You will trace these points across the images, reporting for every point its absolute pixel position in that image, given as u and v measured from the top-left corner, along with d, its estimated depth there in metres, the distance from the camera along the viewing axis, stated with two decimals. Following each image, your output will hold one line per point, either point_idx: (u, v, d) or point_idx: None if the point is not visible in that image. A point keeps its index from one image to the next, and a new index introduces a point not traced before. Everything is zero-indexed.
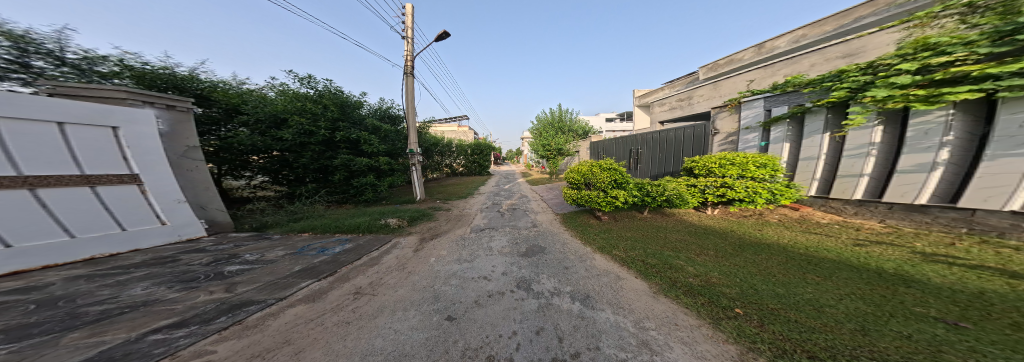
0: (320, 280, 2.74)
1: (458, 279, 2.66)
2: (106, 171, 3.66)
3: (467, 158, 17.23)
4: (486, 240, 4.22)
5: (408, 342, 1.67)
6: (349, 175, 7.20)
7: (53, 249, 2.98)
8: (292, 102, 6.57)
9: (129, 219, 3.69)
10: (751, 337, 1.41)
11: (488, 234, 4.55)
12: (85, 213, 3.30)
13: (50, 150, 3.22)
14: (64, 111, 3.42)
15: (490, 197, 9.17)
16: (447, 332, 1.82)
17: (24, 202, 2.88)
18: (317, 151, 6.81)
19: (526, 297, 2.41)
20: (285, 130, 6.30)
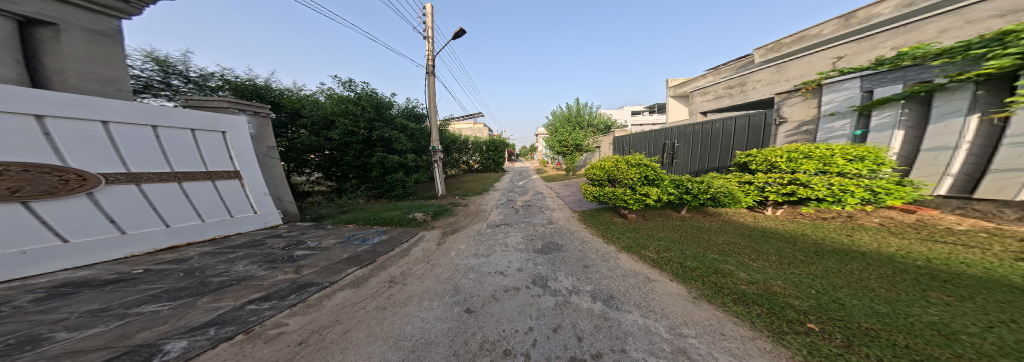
0: (363, 267, 2.95)
1: (475, 274, 2.69)
2: (221, 167, 4.38)
3: (481, 154, 17.49)
4: (501, 236, 4.24)
5: (433, 331, 1.72)
6: (383, 171, 7.66)
7: (191, 230, 3.73)
8: (339, 104, 7.19)
9: (236, 208, 4.38)
10: (829, 357, 1.19)
11: (503, 230, 4.55)
12: (210, 203, 4.03)
13: (187, 151, 3.98)
14: (192, 119, 4.14)
15: (504, 193, 9.19)
16: (466, 324, 1.83)
17: (173, 193, 3.63)
18: (356, 150, 7.31)
19: (542, 294, 2.36)
20: (332, 131, 6.93)
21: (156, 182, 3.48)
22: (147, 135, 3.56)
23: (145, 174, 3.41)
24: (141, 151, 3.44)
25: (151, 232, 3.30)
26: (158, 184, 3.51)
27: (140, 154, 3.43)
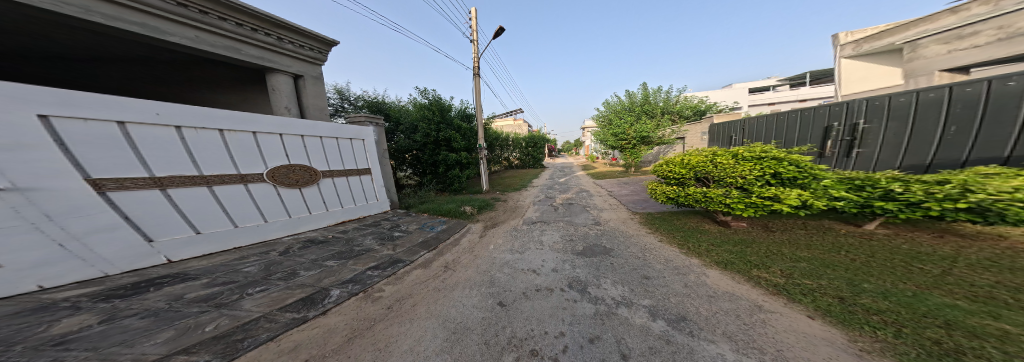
0: (431, 251, 3.45)
1: (509, 269, 2.75)
2: (365, 167, 5.53)
3: (522, 151, 17.61)
4: (538, 233, 4.20)
5: (470, 317, 1.84)
6: (448, 167, 8.51)
7: (350, 211, 5.10)
8: (418, 110, 8.17)
9: (372, 197, 5.60)
10: None
11: (539, 228, 4.49)
12: (358, 192, 5.31)
13: (349, 155, 5.22)
14: (347, 130, 5.18)
15: (544, 190, 9.01)
16: (498, 316, 1.89)
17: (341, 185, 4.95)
18: (429, 150, 8.25)
19: (578, 299, 2.21)
20: (415, 134, 8.05)
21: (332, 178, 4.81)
22: (330, 143, 4.88)
23: (330, 172, 4.76)
24: (327, 156, 4.78)
25: (334, 210, 4.79)
26: (333, 179, 4.82)
27: (327, 158, 4.78)
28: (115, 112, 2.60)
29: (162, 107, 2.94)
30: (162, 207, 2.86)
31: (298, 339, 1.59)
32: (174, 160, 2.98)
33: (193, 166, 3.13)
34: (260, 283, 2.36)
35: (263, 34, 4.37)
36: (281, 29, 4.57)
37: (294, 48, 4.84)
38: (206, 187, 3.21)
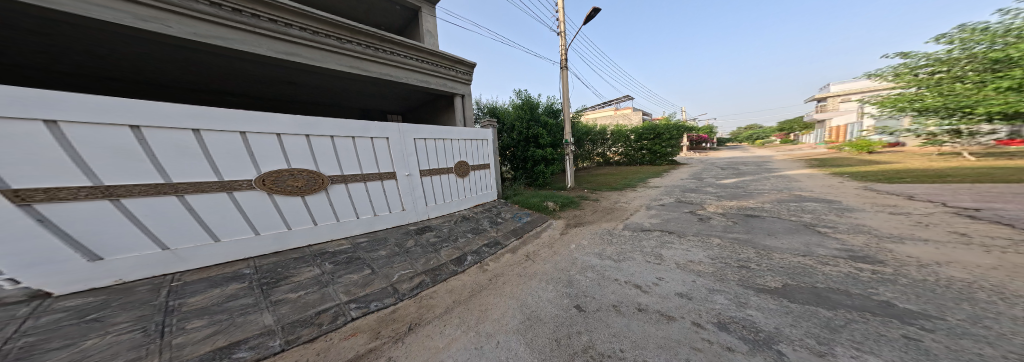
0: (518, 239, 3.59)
1: (593, 273, 2.31)
2: (485, 161, 5.30)
3: (626, 144, 14.42)
4: (647, 245, 3.17)
5: (546, 309, 1.77)
6: (536, 164, 7.60)
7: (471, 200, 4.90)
8: (515, 107, 7.46)
9: (487, 188, 5.32)
10: None
11: (649, 239, 3.36)
12: (479, 183, 5.10)
13: (474, 152, 5.04)
14: (478, 131, 5.10)
15: (662, 192, 6.71)
16: (574, 320, 1.68)
17: (468, 180, 4.81)
18: (521, 146, 7.46)
19: (728, 347, 1.39)
20: (511, 133, 7.41)
21: (461, 173, 4.65)
22: (462, 144, 4.76)
23: (460, 168, 4.63)
24: (459, 154, 4.65)
25: (462, 200, 4.62)
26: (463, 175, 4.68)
27: (458, 156, 4.64)
28: (415, 131, 3.86)
29: (431, 129, 4.10)
30: (428, 187, 4.03)
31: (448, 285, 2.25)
32: (431, 160, 4.10)
33: (437, 162, 4.21)
34: (446, 238, 3.23)
35: (444, 66, 5.23)
36: (457, 64, 5.50)
37: (458, 74, 5.50)
38: (439, 177, 4.23)
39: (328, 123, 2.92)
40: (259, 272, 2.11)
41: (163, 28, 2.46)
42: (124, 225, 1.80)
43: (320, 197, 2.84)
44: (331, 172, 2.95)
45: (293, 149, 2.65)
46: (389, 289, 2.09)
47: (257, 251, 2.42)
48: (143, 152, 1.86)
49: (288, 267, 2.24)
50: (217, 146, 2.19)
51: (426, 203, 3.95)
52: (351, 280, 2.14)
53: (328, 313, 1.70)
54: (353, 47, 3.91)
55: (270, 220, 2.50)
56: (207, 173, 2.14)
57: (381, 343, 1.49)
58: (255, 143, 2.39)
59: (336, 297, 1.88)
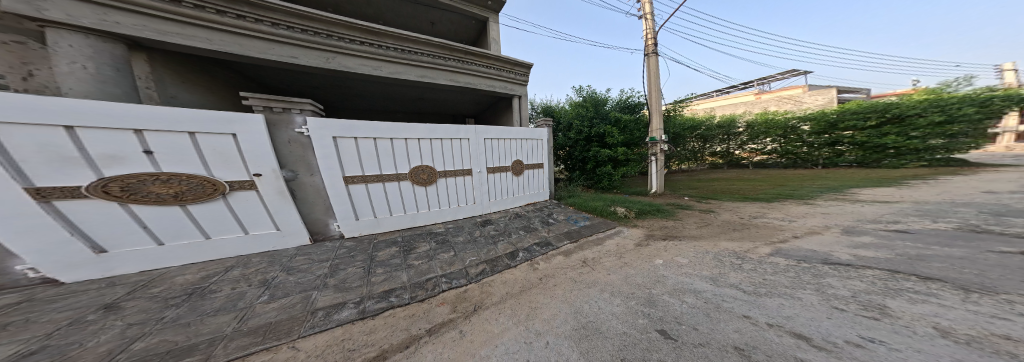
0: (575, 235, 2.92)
1: (692, 297, 1.59)
2: (544, 159, 4.67)
3: (777, 139, 9.27)
4: (832, 284, 1.74)
5: (608, 322, 1.48)
6: (598, 165, 6.38)
7: (524, 198, 4.45)
8: (576, 105, 6.48)
9: (542, 187, 4.72)
10: None
11: (828, 274, 1.87)
12: (535, 181, 4.58)
13: (534, 152, 4.53)
14: (535, 130, 4.48)
15: (878, 213, 3.61)
16: (656, 346, 1.24)
17: (523, 179, 4.37)
18: (581, 146, 6.41)
19: None
20: (568, 132, 6.45)
21: (516, 172, 4.23)
22: (521, 142, 4.30)
23: (515, 166, 4.21)
24: (517, 153, 4.25)
25: (515, 198, 4.27)
26: (517, 174, 4.27)
27: (516, 155, 4.24)
28: (487, 131, 3.83)
29: (499, 128, 3.99)
30: (495, 183, 3.99)
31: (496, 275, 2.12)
32: (498, 157, 4.00)
33: (501, 160, 4.04)
34: (501, 233, 3.02)
35: (509, 73, 4.80)
36: (517, 67, 4.86)
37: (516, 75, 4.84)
38: (503, 174, 4.08)
39: (437, 129, 3.40)
40: (400, 240, 3.00)
41: (349, 67, 3.37)
42: (360, 198, 3.01)
43: (421, 190, 3.32)
44: (439, 168, 3.45)
45: (384, 152, 3.06)
46: (464, 269, 2.28)
47: (401, 225, 3.29)
48: (369, 154, 2.99)
49: (411, 241, 2.95)
50: (347, 152, 2.87)
51: (484, 199, 3.88)
52: (441, 260, 2.48)
53: (432, 281, 2.11)
54: (448, 62, 4.06)
55: (409, 203, 3.28)
56: (385, 168, 3.09)
57: (459, 316, 1.69)
58: (366, 146, 2.96)
59: (436, 269, 2.30)
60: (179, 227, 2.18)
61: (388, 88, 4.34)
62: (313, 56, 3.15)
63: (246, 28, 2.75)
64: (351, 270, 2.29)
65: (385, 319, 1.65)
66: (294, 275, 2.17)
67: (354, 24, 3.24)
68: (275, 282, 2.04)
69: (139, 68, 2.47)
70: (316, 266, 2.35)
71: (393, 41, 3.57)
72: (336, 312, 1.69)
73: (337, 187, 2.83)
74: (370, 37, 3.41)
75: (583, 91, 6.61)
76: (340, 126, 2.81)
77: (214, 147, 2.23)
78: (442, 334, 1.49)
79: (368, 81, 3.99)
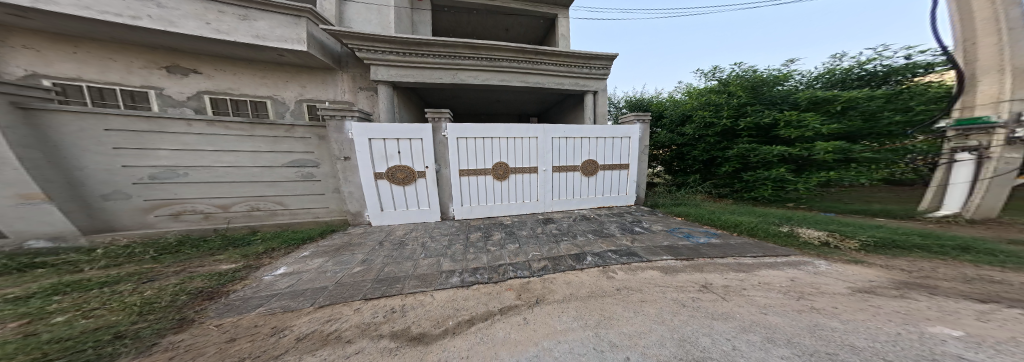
0: (678, 244, 1.95)
1: None
2: (627, 159, 3.78)
3: None
4: None
5: None
6: (744, 169, 4.31)
7: (596, 201, 3.77)
8: (710, 89, 4.59)
9: (621, 190, 3.83)
10: None
11: None
12: (610, 183, 3.77)
13: (616, 151, 3.72)
14: (618, 127, 3.68)
15: None
16: None
17: (596, 178, 3.69)
18: (713, 143, 4.52)
19: None
20: (687, 125, 4.79)
21: (588, 173, 3.63)
22: (596, 139, 3.62)
23: (587, 163, 3.61)
24: (592, 152, 3.61)
25: (583, 201, 3.70)
26: (588, 175, 3.65)
27: (590, 154, 3.61)
28: (556, 129, 3.44)
29: (569, 126, 3.48)
30: (558, 183, 3.57)
31: (567, 277, 1.72)
32: (566, 156, 3.52)
33: (569, 159, 3.57)
34: (564, 234, 2.58)
35: (583, 69, 4.23)
36: (594, 60, 4.22)
37: (596, 68, 4.28)
38: (567, 174, 3.57)
39: (516, 127, 3.29)
40: (481, 226, 3.13)
41: (464, 80, 3.69)
42: (460, 188, 3.26)
43: (490, 183, 3.34)
44: (513, 164, 3.36)
45: (465, 149, 3.17)
46: (545, 261, 2.00)
47: (479, 214, 3.42)
48: (470, 150, 3.20)
49: (488, 229, 3.02)
50: (440, 147, 3.12)
51: (547, 197, 3.57)
52: (509, 250, 2.36)
53: (502, 268, 2.02)
54: (520, 64, 3.86)
55: (488, 195, 3.37)
56: (476, 163, 3.25)
57: (524, 304, 1.59)
58: (459, 145, 3.13)
59: (506, 257, 2.19)
60: (400, 201, 3.16)
61: (468, 94, 4.36)
62: (434, 75, 3.57)
63: (407, 64, 3.43)
64: (457, 246, 2.55)
65: (471, 291, 1.77)
66: (434, 241, 2.70)
67: (465, 42, 3.47)
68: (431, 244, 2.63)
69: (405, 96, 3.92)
70: (440, 238, 2.79)
71: (486, 51, 3.66)
72: (449, 276, 1.98)
73: (460, 181, 3.22)
74: (473, 52, 3.59)
75: (722, 70, 4.66)
76: (459, 128, 3.09)
77: (418, 150, 3.05)
78: (509, 316, 1.50)
79: (465, 90, 4.19)
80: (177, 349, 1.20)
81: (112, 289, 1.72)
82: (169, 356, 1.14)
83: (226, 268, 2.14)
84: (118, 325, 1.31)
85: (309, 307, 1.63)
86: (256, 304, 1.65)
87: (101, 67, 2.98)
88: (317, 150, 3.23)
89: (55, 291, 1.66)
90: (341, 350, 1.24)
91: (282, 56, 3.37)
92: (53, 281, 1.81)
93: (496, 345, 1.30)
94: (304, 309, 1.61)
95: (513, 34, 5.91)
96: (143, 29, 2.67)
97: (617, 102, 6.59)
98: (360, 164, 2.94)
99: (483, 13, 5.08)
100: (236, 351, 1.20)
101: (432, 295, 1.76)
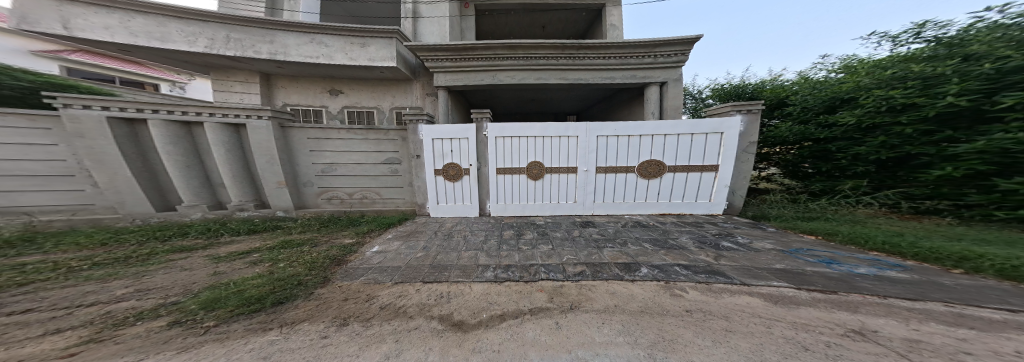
0: (791, 277, 1.34)
1: None
2: (715, 159, 3.20)
3: None
4: None
5: None
6: (1003, 173, 2.41)
7: (664, 205, 3.42)
8: (905, 57, 2.94)
9: (697, 194, 3.37)
10: None
11: None
12: (684, 186, 3.34)
13: (698, 150, 3.19)
14: (704, 122, 3.13)
15: None
16: None
17: (666, 181, 3.31)
18: (917, 132, 2.81)
19: None
20: (859, 109, 3.19)
21: (656, 176, 3.29)
22: (674, 137, 3.18)
23: (652, 162, 3.24)
24: (666, 151, 3.21)
25: (647, 205, 3.41)
26: (659, 179, 3.30)
27: (662, 153, 3.22)
28: (602, 127, 3.20)
29: (619, 123, 3.17)
30: (600, 184, 3.37)
31: (609, 289, 1.43)
32: (616, 156, 3.25)
33: (622, 159, 3.26)
34: (609, 240, 2.28)
35: (646, 58, 3.87)
36: (660, 46, 3.80)
37: (667, 56, 3.84)
38: (616, 176, 3.31)
39: (553, 126, 3.23)
40: (514, 224, 3.19)
41: (501, 80, 4.02)
42: (496, 187, 3.48)
43: (530, 183, 3.41)
44: (548, 164, 3.32)
45: (504, 149, 3.34)
46: (585, 267, 1.76)
47: (513, 212, 3.55)
48: (507, 150, 3.34)
49: (520, 227, 3.04)
50: (480, 146, 3.37)
51: (592, 199, 3.41)
52: (542, 250, 2.23)
53: (534, 268, 1.91)
54: (557, 60, 3.90)
55: (524, 194, 3.46)
56: (513, 162, 3.37)
57: (556, 309, 1.40)
58: (496, 144, 3.32)
59: (538, 258, 2.07)
60: (450, 195, 3.56)
61: (505, 92, 4.63)
62: (475, 78, 4.01)
63: (457, 69, 3.97)
64: (491, 242, 2.64)
65: (504, 287, 1.74)
66: (473, 235, 2.91)
67: (501, 44, 3.74)
68: (478, 238, 2.80)
69: (455, 96, 4.54)
70: (478, 232, 2.99)
71: (524, 50, 3.85)
72: (483, 271, 2.02)
73: (498, 178, 3.43)
74: (510, 52, 3.85)
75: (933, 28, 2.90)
76: (497, 127, 3.27)
77: (466, 150, 3.36)
78: (539, 317, 1.34)
79: (504, 90, 4.56)
80: (317, 299, 1.75)
81: (301, 249, 2.70)
82: (314, 304, 1.67)
83: (346, 242, 2.88)
84: (299, 276, 2.07)
85: (388, 282, 2.03)
86: (360, 274, 2.19)
87: (302, 93, 4.97)
88: (401, 150, 3.65)
89: (282, 245, 2.79)
90: (405, 324, 1.45)
91: (382, 72, 4.59)
92: (280, 239, 2.95)
93: (526, 345, 1.17)
94: (386, 283, 2.01)
95: (550, 29, 6.25)
96: (320, 65, 4.25)
97: (701, 93, 5.46)
98: (425, 163, 3.44)
99: (520, 11, 5.54)
100: (345, 309, 1.63)
101: (470, 286, 1.83)
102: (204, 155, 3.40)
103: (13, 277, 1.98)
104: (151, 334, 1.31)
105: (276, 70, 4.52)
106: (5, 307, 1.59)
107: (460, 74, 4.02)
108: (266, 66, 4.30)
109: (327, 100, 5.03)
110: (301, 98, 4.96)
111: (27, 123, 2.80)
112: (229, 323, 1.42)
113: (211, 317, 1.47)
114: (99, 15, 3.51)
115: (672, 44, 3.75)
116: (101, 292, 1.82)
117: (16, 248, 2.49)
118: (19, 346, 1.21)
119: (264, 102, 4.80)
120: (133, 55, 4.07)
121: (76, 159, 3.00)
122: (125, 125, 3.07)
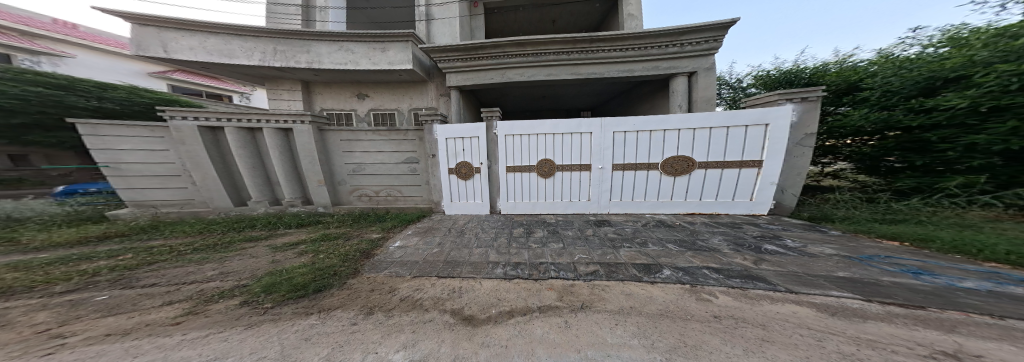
0: (861, 287, 1.10)
1: None
2: (756, 154, 2.82)
3: None
4: None
5: None
6: None
7: (694, 204, 3.09)
8: None
9: (734, 193, 2.98)
10: None
11: None
12: (717, 183, 2.98)
13: (734, 144, 2.84)
14: (744, 113, 2.78)
15: None
16: None
17: (695, 178, 2.99)
18: None
19: None
20: (969, 89, 2.52)
21: (682, 173, 2.99)
22: (706, 131, 2.87)
23: (678, 159, 2.96)
24: (694, 146, 2.92)
25: (672, 204, 3.12)
26: (687, 176, 3.00)
27: (690, 148, 2.93)
28: (618, 123, 3.03)
29: (638, 117, 2.97)
30: (617, 182, 3.18)
31: (624, 290, 1.32)
32: (634, 152, 3.05)
33: (643, 156, 3.04)
34: (626, 239, 2.13)
35: (671, 47, 3.61)
36: (688, 34, 3.50)
37: (697, 44, 3.51)
38: (635, 173, 3.10)
39: (566, 123, 3.16)
40: (524, 222, 3.16)
41: (510, 77, 4.09)
42: (507, 184, 3.49)
43: (541, 180, 3.36)
44: (560, 161, 3.24)
45: (516, 147, 3.36)
46: (598, 266, 1.66)
47: (523, 210, 3.52)
48: (519, 148, 3.35)
49: (530, 225, 3.00)
50: (492, 145, 3.44)
51: (608, 197, 3.23)
52: (553, 249, 2.16)
53: (544, 266, 1.86)
54: (570, 55, 3.83)
55: (535, 192, 3.42)
56: (524, 160, 3.36)
57: (565, 307, 1.34)
58: (507, 143, 3.36)
59: (548, 257, 2.00)
60: (463, 193, 3.67)
61: (515, 89, 4.70)
62: (485, 77, 4.14)
63: (468, 69, 4.14)
64: (502, 239, 2.64)
65: (513, 285, 1.71)
66: (484, 233, 2.95)
67: (511, 41, 3.81)
68: (490, 235, 2.82)
69: (467, 95, 4.74)
70: (489, 230, 3.01)
71: (533, 46, 3.86)
72: (493, 268, 2.02)
73: (509, 176, 3.44)
74: (520, 49, 3.90)
75: None
76: (508, 125, 3.29)
77: (479, 149, 3.44)
78: (548, 315, 1.29)
79: (514, 87, 4.61)
80: (346, 288, 1.92)
81: (336, 242, 3.01)
82: (346, 292, 1.85)
83: (372, 237, 3.14)
84: (335, 266, 2.30)
85: (408, 276, 2.13)
86: (383, 267, 2.35)
87: (337, 100, 5.63)
88: (419, 150, 3.88)
89: (322, 238, 3.14)
90: (421, 316, 1.51)
91: (402, 75, 5.00)
92: (320, 233, 3.33)
93: (534, 342, 1.12)
94: (405, 276, 2.12)
95: (560, 23, 6.25)
96: (349, 70, 4.79)
97: (740, 82, 4.88)
98: (439, 162, 3.61)
99: (529, 8, 5.66)
100: (371, 299, 1.75)
101: (480, 282, 1.84)
102: (263, 157, 4.02)
103: (145, 256, 2.55)
104: (228, 311, 1.56)
105: (313, 77, 5.20)
106: (140, 281, 2.05)
107: (471, 74, 4.18)
108: (305, 74, 4.99)
109: (356, 104, 5.63)
110: (335, 103, 5.64)
111: (149, 133, 3.61)
112: (281, 305, 1.63)
113: (268, 299, 1.70)
114: (185, 38, 4.39)
115: (701, 30, 3.45)
116: (197, 273, 2.23)
117: (147, 234, 3.22)
118: (148, 312, 1.54)
119: (305, 108, 5.55)
120: (210, 71, 5.02)
121: (181, 161, 3.78)
122: (210, 133, 3.76)
